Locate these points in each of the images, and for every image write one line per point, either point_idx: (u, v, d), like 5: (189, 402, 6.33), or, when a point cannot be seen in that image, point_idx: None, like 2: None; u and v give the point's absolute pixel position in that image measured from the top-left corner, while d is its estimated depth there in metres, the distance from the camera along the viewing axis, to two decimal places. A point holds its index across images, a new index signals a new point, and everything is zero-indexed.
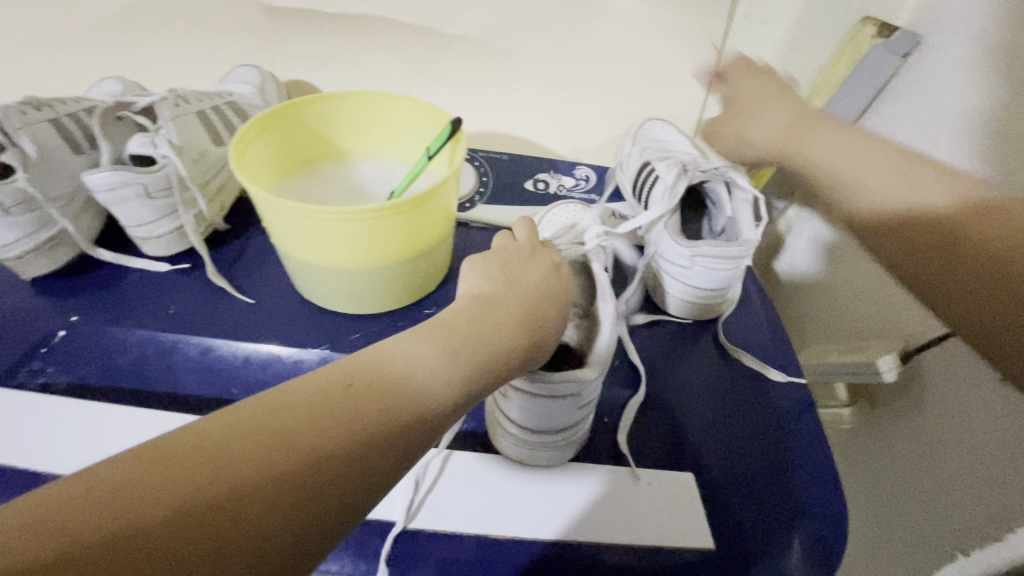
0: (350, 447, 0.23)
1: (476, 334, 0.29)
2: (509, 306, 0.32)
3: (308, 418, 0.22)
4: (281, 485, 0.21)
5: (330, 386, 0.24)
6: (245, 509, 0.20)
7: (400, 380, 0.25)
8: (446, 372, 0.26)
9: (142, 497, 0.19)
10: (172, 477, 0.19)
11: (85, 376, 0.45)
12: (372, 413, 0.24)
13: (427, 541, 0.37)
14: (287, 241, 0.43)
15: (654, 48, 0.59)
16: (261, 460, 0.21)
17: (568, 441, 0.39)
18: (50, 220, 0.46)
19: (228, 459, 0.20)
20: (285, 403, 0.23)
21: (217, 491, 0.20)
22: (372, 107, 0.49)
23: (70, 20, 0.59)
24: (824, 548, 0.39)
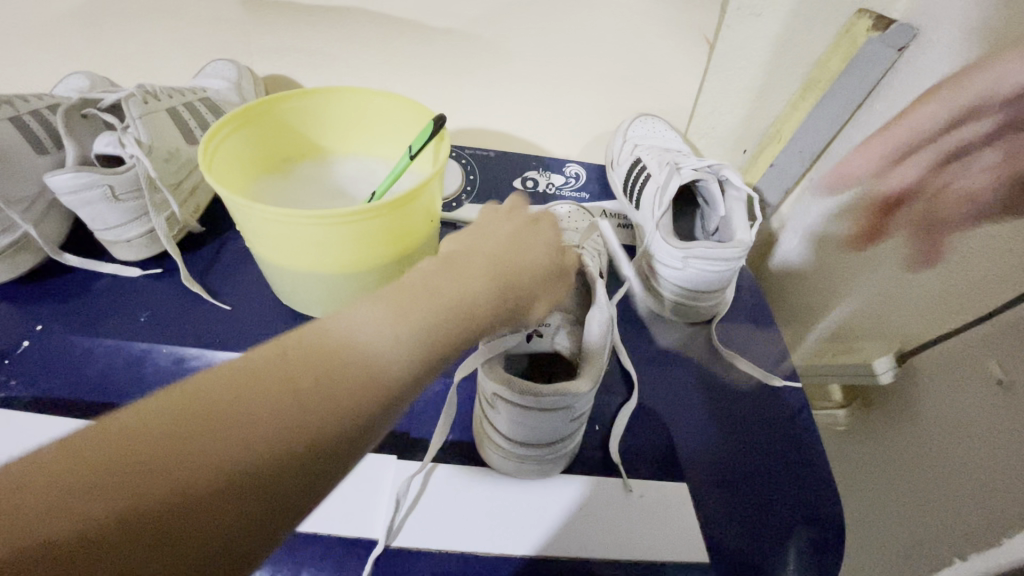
0: (293, 438, 0.19)
1: (436, 293, 0.25)
2: (474, 263, 0.28)
3: (248, 404, 0.19)
4: (226, 482, 0.17)
5: (261, 370, 0.20)
6: (180, 518, 0.17)
7: (349, 353, 0.21)
8: (405, 339, 0.23)
9: (25, 527, 0.15)
10: (66, 500, 0.16)
11: (50, 389, 0.42)
12: (316, 396, 0.20)
13: (410, 558, 0.36)
14: (264, 246, 0.41)
15: (644, 42, 0.58)
16: (194, 457, 0.17)
17: (560, 453, 0.37)
18: (12, 224, 0.44)
19: (148, 463, 0.17)
20: (218, 387, 0.19)
21: (139, 501, 0.16)
22: (350, 102, 0.47)
23: (36, 12, 0.56)
24: (820, 557, 0.38)
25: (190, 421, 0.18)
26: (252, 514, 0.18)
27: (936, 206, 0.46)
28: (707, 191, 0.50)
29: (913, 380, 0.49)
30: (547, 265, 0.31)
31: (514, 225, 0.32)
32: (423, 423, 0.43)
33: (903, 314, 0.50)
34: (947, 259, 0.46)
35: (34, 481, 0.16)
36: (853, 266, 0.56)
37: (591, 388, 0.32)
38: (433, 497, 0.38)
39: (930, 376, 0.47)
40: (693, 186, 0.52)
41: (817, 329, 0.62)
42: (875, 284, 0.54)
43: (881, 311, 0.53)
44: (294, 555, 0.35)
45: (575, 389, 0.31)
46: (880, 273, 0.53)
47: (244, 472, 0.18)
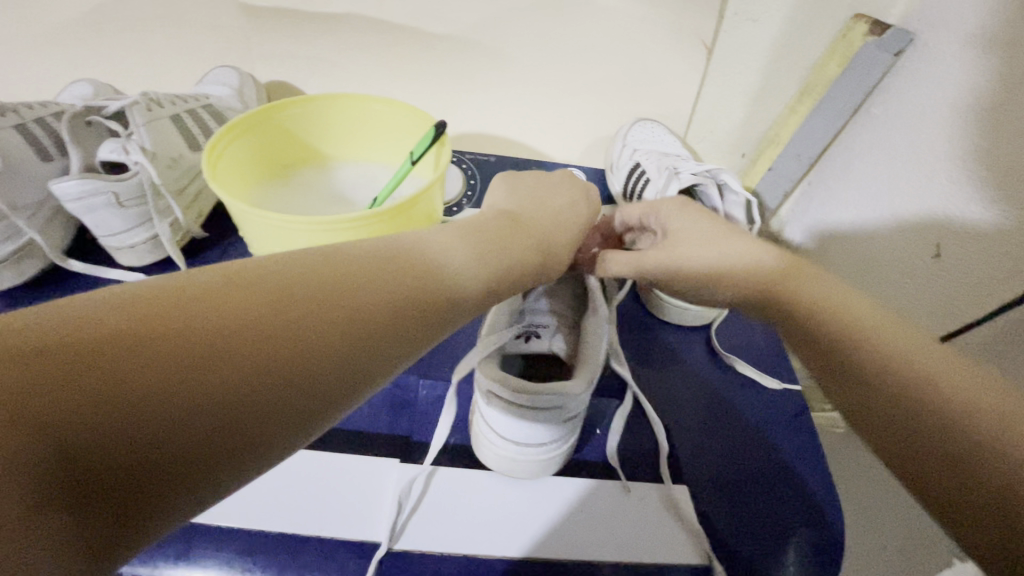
0: (397, 296, 0.24)
1: (502, 242, 0.31)
2: (529, 227, 0.34)
3: (320, 279, 0.23)
4: (316, 319, 0.21)
5: (377, 253, 0.26)
6: (248, 339, 0.20)
7: (437, 259, 0.27)
8: (478, 263, 0.29)
9: (218, 299, 0.20)
10: (244, 292, 0.21)
11: None
12: (414, 276, 0.25)
13: (412, 562, 0.36)
14: (265, 252, 0.41)
15: (642, 47, 0.58)
16: (328, 287, 0.23)
17: (557, 454, 0.38)
18: (17, 231, 0.44)
19: (235, 295, 0.20)
20: (336, 259, 0.24)
21: (290, 304, 0.21)
22: (351, 109, 0.47)
23: (40, 21, 0.57)
24: (820, 559, 0.38)
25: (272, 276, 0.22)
26: (304, 363, 0.21)
27: (934, 209, 0.47)
28: (705, 195, 0.51)
29: None
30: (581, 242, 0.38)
31: (572, 198, 0.39)
32: (424, 427, 0.43)
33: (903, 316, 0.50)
34: (945, 262, 0.46)
35: (226, 278, 0.21)
36: (852, 269, 0.57)
37: (584, 390, 0.33)
38: (434, 499, 0.38)
39: None
40: (692, 189, 0.52)
41: None
42: (874, 286, 0.54)
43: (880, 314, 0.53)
44: (298, 558, 0.35)
45: (570, 391, 0.32)
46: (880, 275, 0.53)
47: (304, 320, 0.21)
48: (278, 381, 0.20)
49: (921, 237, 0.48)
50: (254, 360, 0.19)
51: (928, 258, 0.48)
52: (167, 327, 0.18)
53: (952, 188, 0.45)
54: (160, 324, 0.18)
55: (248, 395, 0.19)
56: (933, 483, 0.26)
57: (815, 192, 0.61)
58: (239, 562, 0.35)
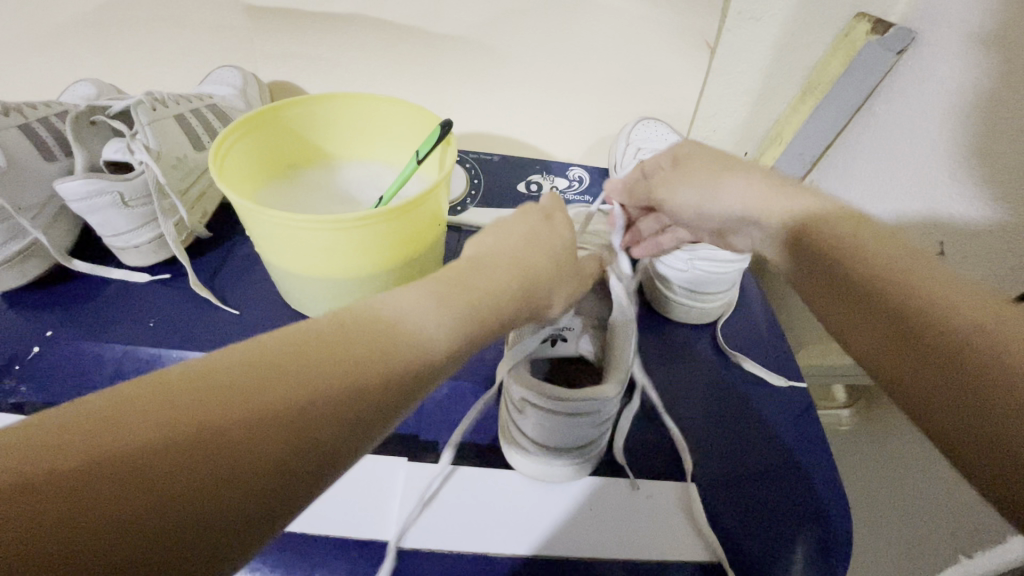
0: (353, 386, 0.22)
1: (474, 291, 0.27)
2: (503, 268, 0.30)
3: (254, 372, 0.20)
4: (256, 430, 0.19)
5: (330, 330, 0.23)
6: (180, 466, 0.17)
7: (399, 326, 0.24)
8: (445, 326, 0.25)
9: (143, 417, 0.18)
10: (172, 402, 0.18)
11: (60, 394, 0.42)
12: (373, 355, 0.23)
13: (422, 561, 0.36)
14: (270, 250, 0.41)
15: (645, 46, 0.58)
16: (274, 383, 0.20)
17: (588, 458, 0.38)
18: (21, 231, 0.44)
19: (146, 410, 0.18)
20: (281, 344, 0.21)
21: (228, 411, 0.19)
22: (356, 108, 0.47)
23: (43, 21, 0.57)
24: (829, 557, 0.38)
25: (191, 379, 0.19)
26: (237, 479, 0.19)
27: (937, 207, 0.47)
28: None
29: None
30: (565, 274, 0.34)
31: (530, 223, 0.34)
32: (432, 426, 0.43)
33: None
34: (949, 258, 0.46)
35: (155, 385, 0.19)
36: None
37: (617, 393, 0.33)
38: (443, 499, 0.38)
39: None
40: None
41: None
42: None
43: None
44: (307, 558, 0.35)
45: (604, 393, 0.32)
46: None
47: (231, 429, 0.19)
48: (229, 495, 0.18)
49: (924, 236, 0.48)
50: (179, 489, 0.17)
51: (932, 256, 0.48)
52: (82, 460, 0.16)
53: (956, 185, 0.45)
54: (66, 459, 0.16)
55: (174, 533, 0.17)
56: (962, 415, 0.21)
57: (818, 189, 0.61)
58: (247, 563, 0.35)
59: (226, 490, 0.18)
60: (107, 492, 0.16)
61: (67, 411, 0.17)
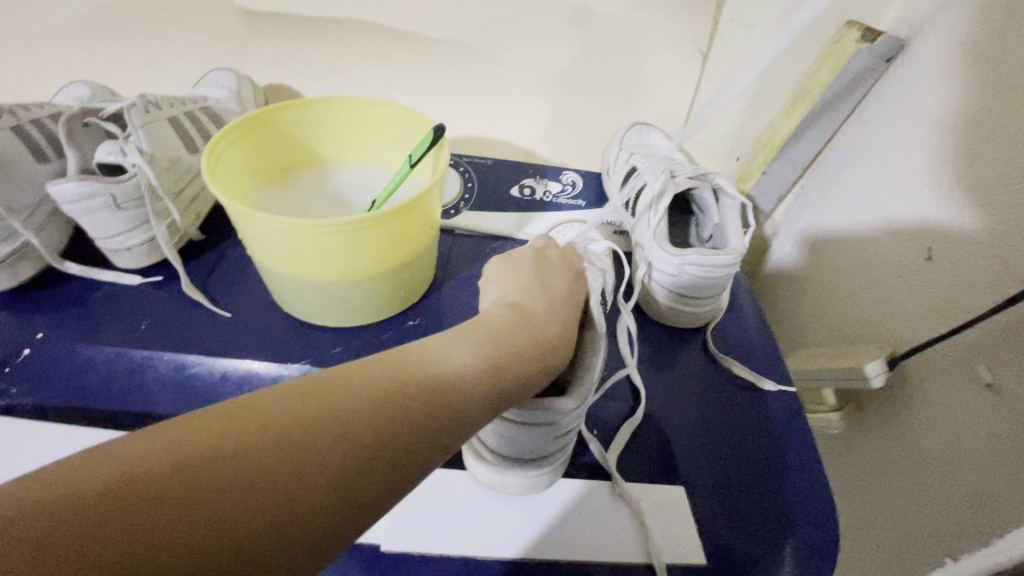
0: (405, 439, 0.23)
1: (515, 345, 0.30)
2: (542, 325, 0.32)
3: (301, 412, 0.22)
4: (316, 473, 0.21)
5: (391, 378, 0.25)
6: (251, 500, 0.19)
7: (449, 379, 0.26)
8: (488, 379, 0.27)
9: (228, 449, 0.19)
10: (252, 438, 0.20)
11: (54, 398, 0.43)
12: (425, 409, 0.25)
13: (411, 564, 0.36)
14: (264, 254, 0.41)
15: (639, 52, 0.59)
16: (340, 431, 0.22)
17: (548, 470, 0.37)
18: (13, 233, 0.44)
19: (242, 441, 0.20)
20: (348, 388, 0.23)
21: (297, 452, 0.21)
22: (350, 112, 0.48)
23: (36, 21, 0.57)
24: (816, 559, 0.39)
25: (250, 416, 0.21)
26: (280, 522, 0.19)
27: (925, 215, 0.48)
28: (702, 198, 0.52)
29: (904, 385, 0.50)
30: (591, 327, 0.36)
31: (564, 280, 0.37)
32: None
33: (895, 319, 0.51)
34: (936, 265, 0.47)
35: (239, 419, 0.21)
36: (846, 273, 0.57)
37: (577, 407, 0.32)
38: (432, 500, 0.38)
39: (925, 381, 0.48)
40: (688, 193, 0.53)
41: (811, 335, 0.62)
42: (868, 290, 0.54)
43: (872, 318, 0.54)
44: None
45: (560, 407, 0.31)
46: (873, 279, 0.54)
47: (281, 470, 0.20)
48: (284, 535, 0.19)
49: (914, 241, 0.49)
50: (247, 521, 0.19)
51: (920, 261, 0.48)
52: (173, 483, 0.18)
53: (941, 193, 0.46)
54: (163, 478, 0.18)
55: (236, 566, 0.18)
56: None
57: (809, 194, 0.62)
58: None
59: (272, 533, 0.19)
60: (191, 516, 0.18)
61: (166, 433, 0.19)
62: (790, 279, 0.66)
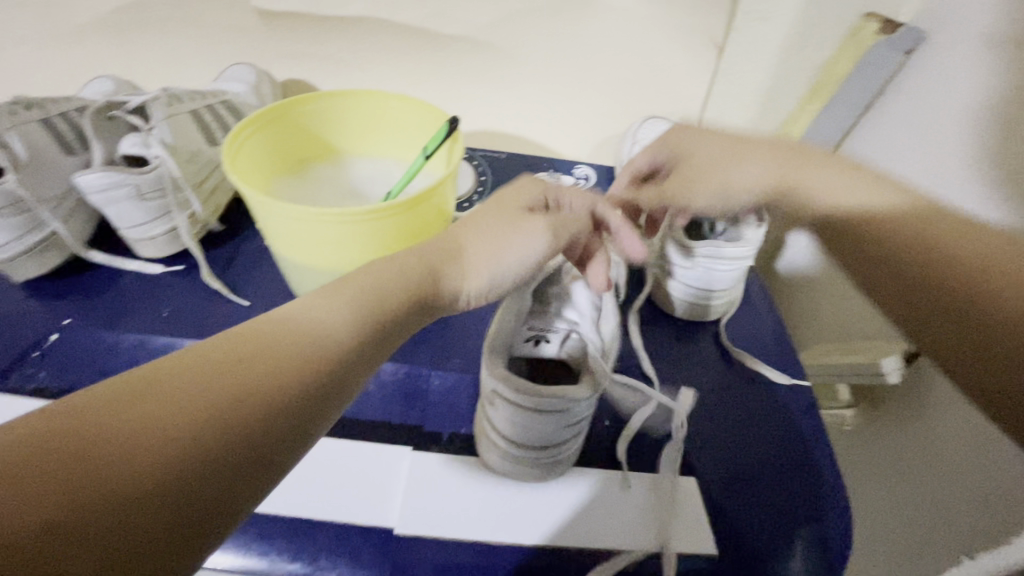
0: (286, 379, 0.26)
1: (373, 286, 0.32)
2: (407, 266, 0.33)
3: (170, 389, 0.23)
4: (206, 422, 0.23)
5: (242, 341, 0.27)
6: (143, 462, 0.21)
7: (308, 325, 0.28)
8: (344, 316, 0.29)
9: (97, 435, 0.21)
10: (119, 419, 0.21)
11: (79, 381, 0.44)
12: (293, 354, 0.27)
13: (425, 547, 0.36)
14: (281, 243, 0.42)
15: (653, 46, 0.59)
16: (212, 389, 0.24)
17: (558, 458, 0.37)
18: (42, 222, 0.45)
19: (111, 423, 0.21)
20: (201, 359, 0.25)
21: (176, 414, 0.22)
22: (365, 104, 0.48)
23: (63, 20, 0.58)
24: (828, 553, 0.38)
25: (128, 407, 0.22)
26: (189, 481, 0.21)
27: (945, 210, 0.47)
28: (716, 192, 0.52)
29: (921, 382, 0.49)
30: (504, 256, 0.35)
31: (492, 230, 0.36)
32: (436, 419, 0.44)
33: None
34: None
35: (97, 410, 0.22)
36: None
37: (589, 395, 0.32)
38: (444, 486, 0.39)
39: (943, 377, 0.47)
40: None
41: (825, 331, 0.62)
42: None
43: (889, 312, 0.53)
44: (314, 542, 0.36)
45: (574, 394, 0.31)
46: None
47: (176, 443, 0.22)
48: (195, 478, 0.21)
49: None
50: (145, 479, 0.20)
51: None
52: (47, 475, 0.19)
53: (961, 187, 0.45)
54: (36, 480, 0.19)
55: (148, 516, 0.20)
56: None
57: None
58: (258, 546, 0.35)
59: (181, 479, 0.21)
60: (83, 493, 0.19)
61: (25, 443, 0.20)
62: (805, 275, 0.65)
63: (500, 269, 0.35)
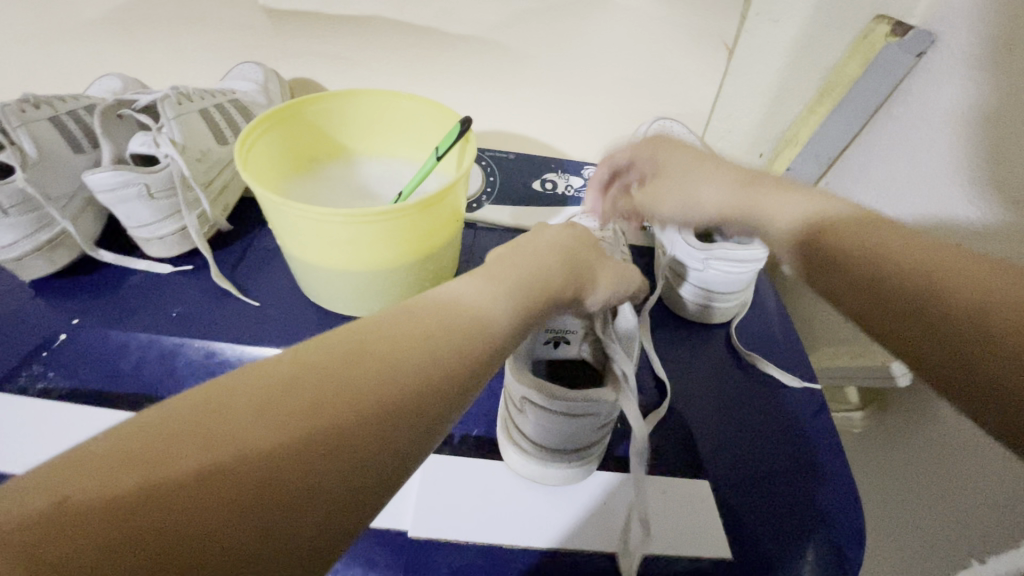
0: (437, 375, 0.23)
1: (523, 270, 0.29)
2: (546, 255, 0.31)
3: (329, 368, 0.21)
4: (355, 416, 0.20)
5: (401, 321, 0.24)
6: (294, 451, 0.19)
7: (465, 309, 0.26)
8: (499, 303, 0.27)
9: (255, 413, 0.19)
10: (277, 400, 0.19)
11: (88, 381, 0.44)
12: (451, 344, 0.24)
13: (437, 551, 0.36)
14: (294, 243, 0.42)
15: (661, 46, 0.58)
16: (368, 376, 0.21)
17: (584, 462, 0.37)
18: (52, 220, 0.45)
19: (270, 402, 0.19)
20: (359, 337, 0.23)
21: (332, 402, 0.20)
22: (377, 104, 0.48)
23: (68, 18, 0.58)
24: (840, 557, 0.38)
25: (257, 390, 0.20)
26: (278, 508, 0.18)
27: (951, 212, 0.47)
28: None
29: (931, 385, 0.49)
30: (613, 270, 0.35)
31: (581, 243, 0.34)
32: None
33: None
34: None
35: (257, 383, 0.20)
36: None
37: (618, 396, 0.32)
38: (455, 488, 0.39)
39: None
40: None
41: (834, 332, 0.62)
42: None
43: None
44: None
45: (603, 397, 0.31)
46: None
47: (290, 454, 0.19)
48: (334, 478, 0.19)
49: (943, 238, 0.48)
50: (291, 474, 0.18)
51: None
52: (202, 451, 0.17)
53: (970, 190, 0.45)
54: (190, 453, 0.17)
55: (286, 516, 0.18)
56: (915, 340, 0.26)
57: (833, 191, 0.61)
58: None
59: (324, 478, 0.19)
60: (233, 479, 0.17)
61: (188, 410, 0.19)
62: None
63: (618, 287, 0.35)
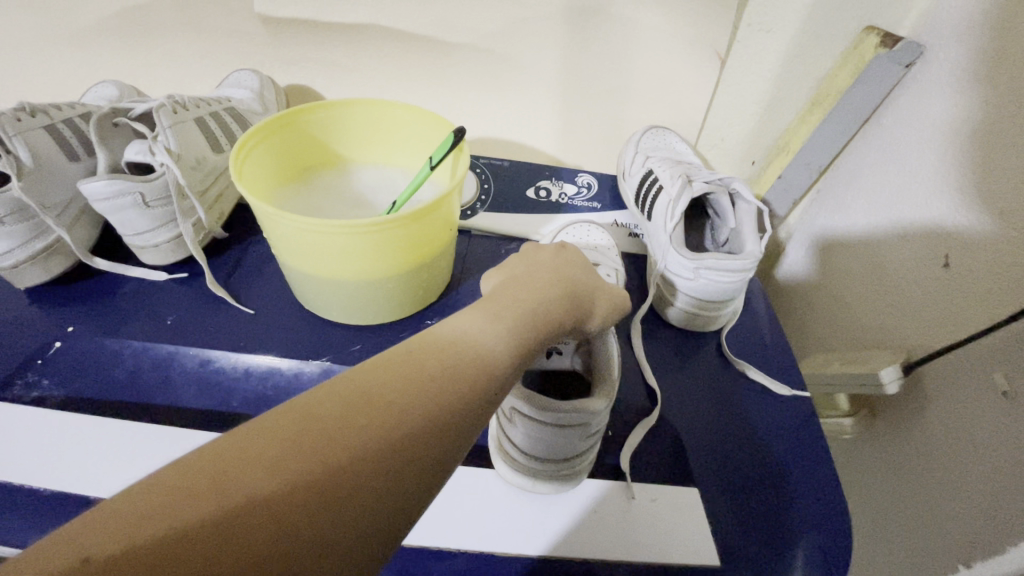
0: (442, 418, 0.23)
1: (526, 301, 0.29)
2: (546, 283, 0.31)
3: (337, 415, 0.21)
4: (364, 465, 0.21)
5: (406, 361, 0.24)
6: (303, 503, 0.19)
7: (471, 345, 0.26)
8: (504, 337, 0.27)
9: (266, 466, 0.19)
10: (287, 450, 0.20)
11: (81, 390, 0.44)
12: (456, 385, 0.24)
13: (430, 557, 0.37)
14: (290, 254, 0.43)
15: (655, 55, 0.59)
16: (375, 423, 0.22)
17: (574, 471, 0.37)
18: (47, 228, 0.45)
19: (279, 453, 0.19)
20: (367, 379, 0.23)
21: (339, 451, 0.20)
22: (371, 113, 0.48)
23: (63, 24, 0.58)
24: (828, 562, 0.39)
25: (270, 439, 0.20)
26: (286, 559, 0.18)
27: (939, 224, 0.48)
28: (718, 203, 0.52)
29: (918, 392, 0.50)
30: (606, 291, 0.35)
31: (575, 265, 0.34)
32: None
33: (909, 325, 0.51)
34: (953, 273, 0.46)
35: (265, 433, 0.20)
36: (858, 277, 0.57)
37: (607, 407, 0.33)
38: (447, 496, 0.39)
39: (939, 388, 0.48)
40: (704, 197, 0.54)
41: (824, 339, 0.63)
42: (881, 295, 0.54)
43: (886, 323, 0.54)
44: None
45: (592, 407, 0.32)
46: (887, 284, 0.54)
47: (305, 505, 0.19)
48: (340, 528, 0.20)
49: (931, 248, 0.48)
50: (301, 526, 0.19)
51: (938, 268, 0.48)
52: (213, 506, 0.18)
53: (957, 203, 0.46)
54: (203, 509, 0.18)
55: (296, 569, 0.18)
56: None
57: (823, 200, 0.62)
58: None
59: (330, 530, 0.19)
60: (247, 535, 0.18)
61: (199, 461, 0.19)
62: (802, 284, 0.66)
63: (610, 309, 0.35)
